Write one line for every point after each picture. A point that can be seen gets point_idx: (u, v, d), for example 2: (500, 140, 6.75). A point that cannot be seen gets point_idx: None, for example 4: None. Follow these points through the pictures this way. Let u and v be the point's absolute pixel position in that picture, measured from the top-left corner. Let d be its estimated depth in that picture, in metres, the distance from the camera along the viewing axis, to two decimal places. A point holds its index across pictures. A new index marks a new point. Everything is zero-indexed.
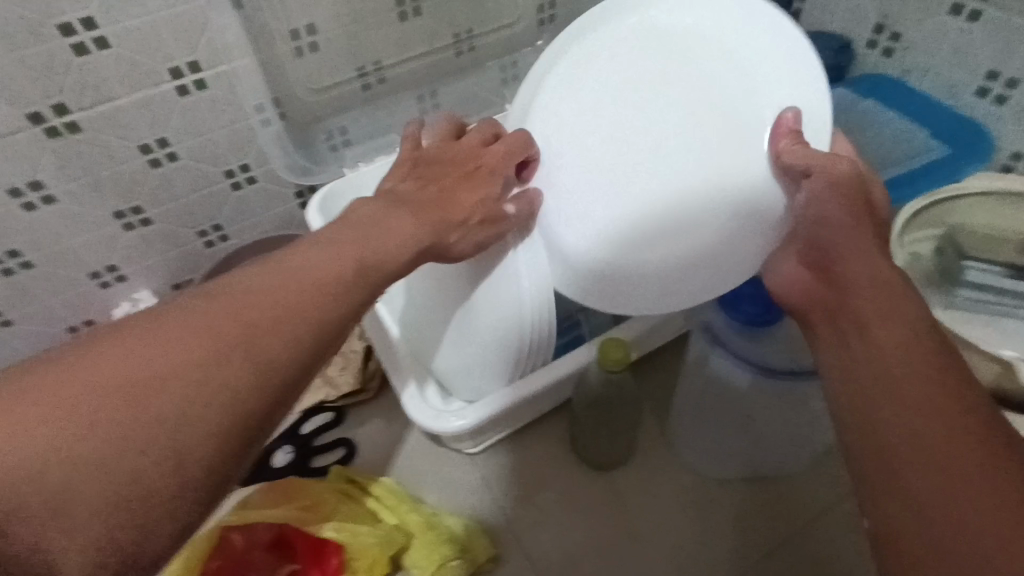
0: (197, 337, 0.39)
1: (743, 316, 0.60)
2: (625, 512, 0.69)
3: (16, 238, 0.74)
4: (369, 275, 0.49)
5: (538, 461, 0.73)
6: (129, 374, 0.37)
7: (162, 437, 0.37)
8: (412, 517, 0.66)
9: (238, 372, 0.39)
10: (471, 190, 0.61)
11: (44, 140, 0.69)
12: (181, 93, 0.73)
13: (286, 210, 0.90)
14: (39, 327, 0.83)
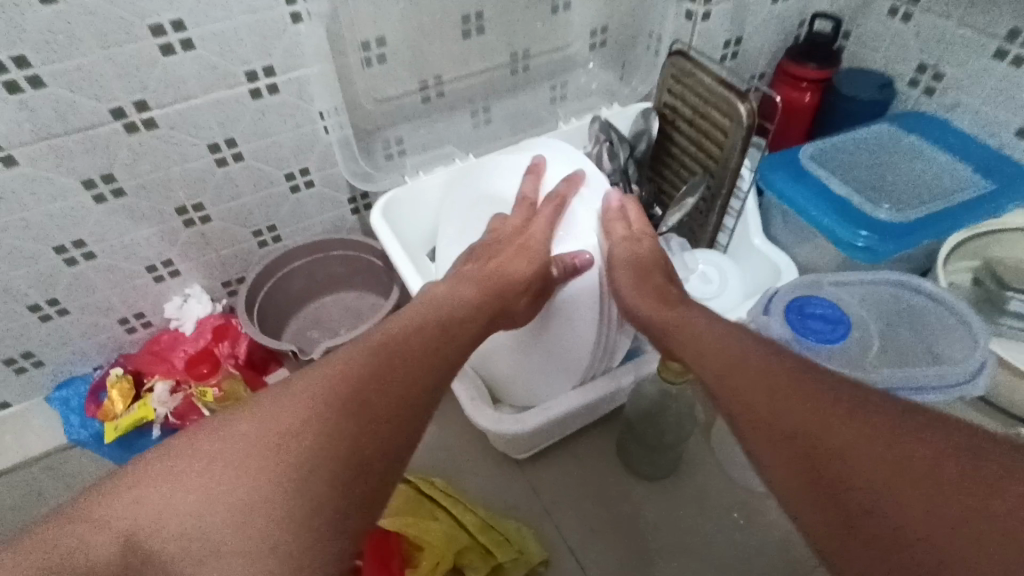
0: (320, 400, 0.44)
1: (812, 332, 0.61)
2: (668, 520, 0.71)
3: (84, 227, 0.75)
4: (455, 333, 0.54)
5: (581, 468, 0.75)
6: (275, 436, 0.43)
7: (309, 477, 0.41)
8: (470, 517, 0.67)
9: (354, 427, 0.44)
10: (516, 260, 0.63)
11: (122, 135, 0.71)
12: (254, 96, 0.75)
13: (337, 215, 0.92)
14: (92, 318, 0.83)
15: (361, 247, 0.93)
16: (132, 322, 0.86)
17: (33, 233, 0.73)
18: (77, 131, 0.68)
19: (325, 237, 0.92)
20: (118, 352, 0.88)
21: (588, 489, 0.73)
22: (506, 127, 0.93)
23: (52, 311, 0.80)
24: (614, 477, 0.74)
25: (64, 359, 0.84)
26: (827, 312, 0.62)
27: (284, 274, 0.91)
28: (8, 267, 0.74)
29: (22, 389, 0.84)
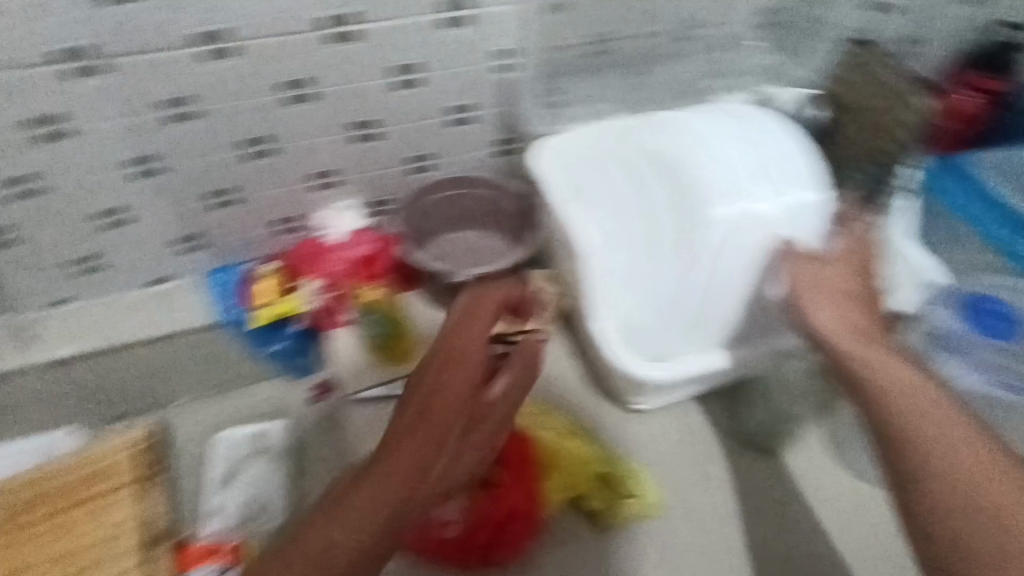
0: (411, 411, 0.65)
1: (984, 327, 0.78)
2: (773, 491, 0.82)
3: (265, 128, 0.80)
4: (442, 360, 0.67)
5: (695, 433, 0.85)
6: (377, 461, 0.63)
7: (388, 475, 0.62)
8: (593, 450, 0.80)
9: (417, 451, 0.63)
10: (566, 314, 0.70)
11: (314, 46, 0.74)
12: (436, 27, 0.76)
13: (481, 155, 0.94)
14: (253, 213, 0.89)
15: (499, 189, 0.94)
16: (283, 223, 0.91)
17: (224, 124, 0.77)
18: (275, 35, 0.72)
19: (470, 175, 0.94)
20: (265, 249, 0.94)
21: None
22: (660, 92, 0.91)
23: (224, 199, 0.86)
24: (724, 445, 0.85)
25: (223, 245, 0.92)
26: (1001, 311, 0.78)
27: (427, 202, 0.94)
28: (197, 154, 0.79)
29: (181, 265, 0.92)
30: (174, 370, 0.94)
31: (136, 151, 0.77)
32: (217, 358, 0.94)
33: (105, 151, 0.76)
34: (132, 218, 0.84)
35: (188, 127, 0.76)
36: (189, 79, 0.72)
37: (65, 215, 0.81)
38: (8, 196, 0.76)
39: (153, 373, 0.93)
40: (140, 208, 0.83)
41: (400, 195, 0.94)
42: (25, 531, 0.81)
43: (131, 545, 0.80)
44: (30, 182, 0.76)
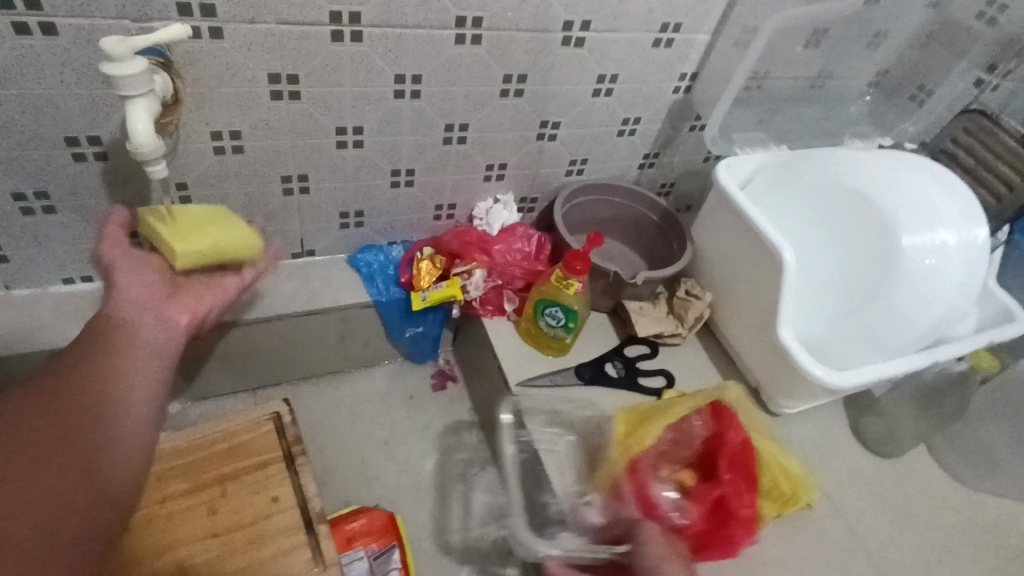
0: None
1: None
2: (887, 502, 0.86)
3: (476, 115, 0.81)
4: None
5: (817, 431, 0.91)
6: None
7: None
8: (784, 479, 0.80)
9: None
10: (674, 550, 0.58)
11: (553, 46, 0.76)
12: (653, 45, 0.82)
13: (628, 165, 0.97)
14: (421, 197, 0.89)
15: (640, 201, 0.97)
16: (443, 211, 0.92)
17: (441, 105, 0.78)
18: (525, 31, 0.73)
19: (612, 182, 0.97)
20: (417, 235, 0.93)
21: (809, 454, 0.88)
22: (790, 130, 0.98)
23: (403, 179, 0.85)
24: (842, 451, 0.90)
25: (378, 225, 0.90)
26: None
27: (574, 205, 0.96)
28: (399, 130, 0.78)
29: (331, 240, 0.88)
30: (310, 349, 0.91)
31: (349, 121, 0.75)
32: (354, 336, 0.92)
33: (320, 116, 0.73)
34: (309, 187, 0.80)
35: (407, 105, 0.76)
36: (431, 58, 0.72)
37: (249, 177, 0.76)
38: (204, 150, 0.71)
39: (286, 354, 0.90)
40: (322, 179, 0.80)
41: (549, 194, 0.96)
42: (167, 508, 0.75)
43: (298, 522, 0.76)
44: (234, 139, 0.71)
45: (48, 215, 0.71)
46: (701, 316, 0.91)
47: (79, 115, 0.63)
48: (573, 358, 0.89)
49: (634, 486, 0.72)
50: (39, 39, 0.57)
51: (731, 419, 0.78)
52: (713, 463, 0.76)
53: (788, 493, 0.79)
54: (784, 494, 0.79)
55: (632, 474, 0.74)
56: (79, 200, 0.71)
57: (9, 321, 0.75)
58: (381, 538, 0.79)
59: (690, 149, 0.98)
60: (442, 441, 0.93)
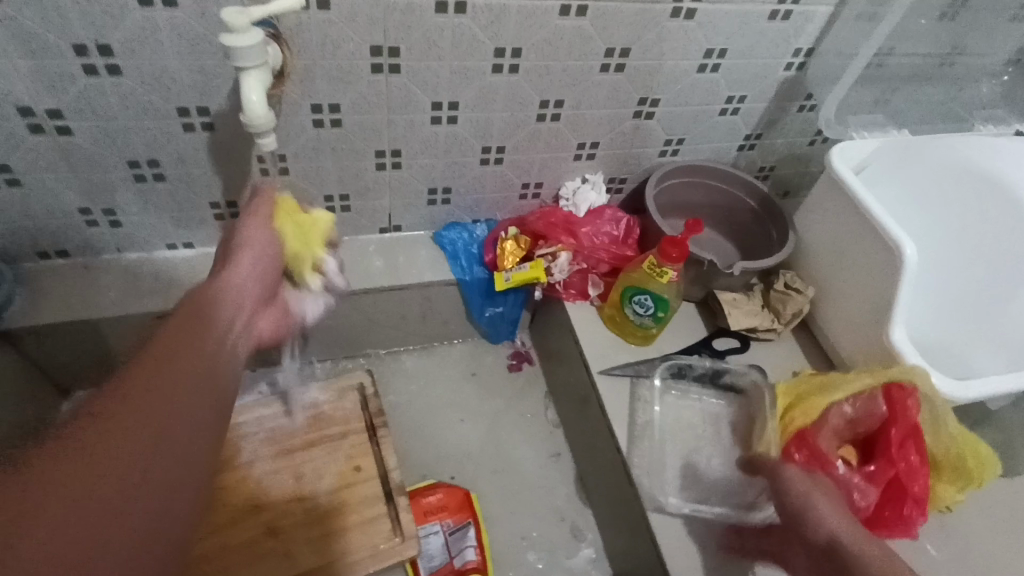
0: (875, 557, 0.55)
1: None
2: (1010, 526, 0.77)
3: (572, 91, 0.78)
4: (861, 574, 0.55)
5: None
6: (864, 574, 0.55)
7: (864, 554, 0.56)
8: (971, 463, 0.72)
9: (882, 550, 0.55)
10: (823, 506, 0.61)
11: (660, 19, 0.72)
12: (768, 18, 0.75)
13: (726, 147, 0.92)
14: (509, 176, 0.87)
15: (737, 186, 0.92)
16: (529, 191, 0.89)
17: (538, 80, 0.75)
18: (632, 3, 0.69)
19: (708, 165, 0.91)
20: (502, 213, 0.92)
21: None
22: (912, 113, 0.89)
23: (493, 156, 0.83)
24: None
25: (465, 203, 0.89)
26: None
27: (666, 187, 0.91)
28: (493, 106, 0.76)
29: (418, 216, 0.88)
30: (393, 323, 0.91)
31: (445, 96, 0.74)
32: (434, 312, 0.92)
33: (417, 91, 0.72)
34: (401, 163, 0.80)
35: (503, 80, 0.74)
36: (533, 32, 0.69)
37: (343, 151, 0.76)
38: (303, 123, 0.71)
39: (370, 326, 0.91)
40: (413, 154, 0.80)
41: (640, 175, 0.92)
42: (257, 470, 0.78)
43: (378, 495, 0.78)
44: (333, 112, 0.71)
45: (157, 183, 0.74)
46: (799, 311, 0.85)
47: (192, 86, 0.65)
48: (658, 349, 0.85)
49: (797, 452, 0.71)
50: (159, 10, 0.58)
51: (904, 400, 0.70)
52: (884, 442, 0.71)
53: (969, 474, 0.73)
54: (965, 474, 0.73)
55: (800, 445, 0.71)
56: (186, 169, 0.73)
57: (119, 283, 0.79)
58: (456, 513, 0.80)
59: (794, 131, 0.92)
60: (518, 421, 0.92)
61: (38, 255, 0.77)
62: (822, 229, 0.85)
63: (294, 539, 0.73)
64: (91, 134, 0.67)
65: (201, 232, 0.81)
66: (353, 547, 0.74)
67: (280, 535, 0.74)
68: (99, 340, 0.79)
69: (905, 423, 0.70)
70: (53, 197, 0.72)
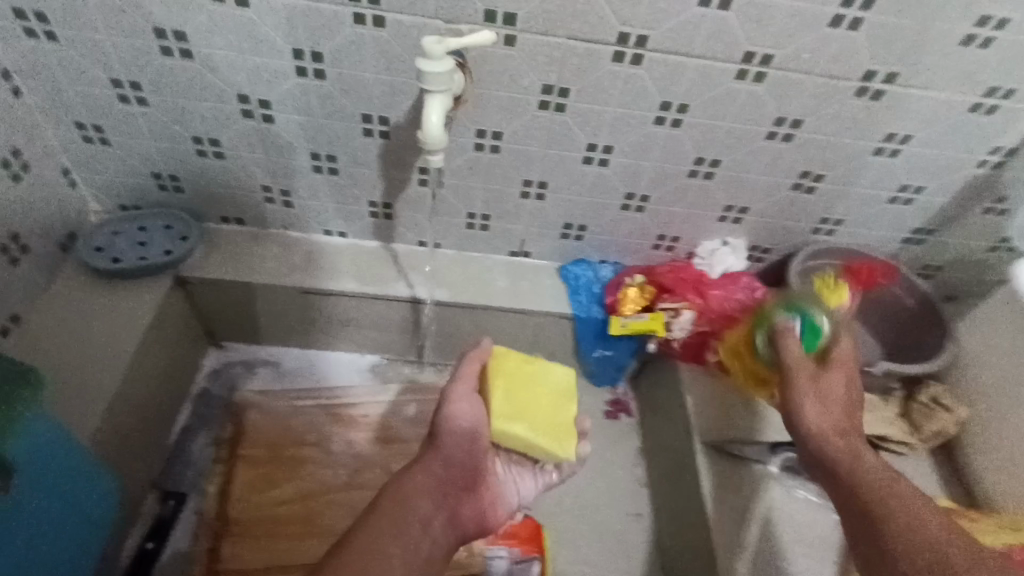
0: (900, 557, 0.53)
1: None
2: None
3: (731, 154, 0.76)
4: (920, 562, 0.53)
5: None
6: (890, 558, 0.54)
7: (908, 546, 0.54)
8: None
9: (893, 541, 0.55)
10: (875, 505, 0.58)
11: (843, 95, 0.69)
12: (968, 110, 0.69)
13: (890, 236, 0.85)
14: (648, 225, 0.86)
15: (895, 280, 0.84)
16: (664, 243, 0.88)
17: (699, 138, 0.74)
18: (816, 76, 0.67)
19: (865, 252, 0.85)
20: (632, 260, 0.91)
21: None
22: None
23: (635, 204, 0.83)
24: None
25: (597, 243, 0.89)
26: None
27: (812, 266, 0.86)
28: (646, 155, 0.77)
29: (550, 247, 0.90)
30: (503, 343, 0.94)
31: (603, 139, 0.75)
32: (544, 342, 0.93)
33: (576, 131, 0.74)
34: (545, 195, 0.83)
35: (664, 132, 0.74)
36: (705, 91, 0.69)
37: (495, 174, 0.80)
38: (466, 144, 0.76)
39: (482, 342, 0.94)
40: (559, 189, 0.82)
41: (785, 248, 0.88)
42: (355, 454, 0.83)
43: None
44: (495, 139, 0.75)
45: (329, 175, 0.82)
46: (942, 431, 0.76)
47: (379, 97, 0.71)
48: (771, 434, 0.80)
49: None
50: (370, 30, 0.65)
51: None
52: None
53: None
54: None
55: None
56: (356, 168, 0.80)
57: (277, 255, 0.88)
58: (525, 544, 0.79)
59: (976, 234, 0.83)
60: (606, 469, 0.90)
61: (221, 219, 0.88)
62: (992, 348, 0.76)
63: None
64: (287, 125, 0.76)
65: (354, 225, 0.89)
66: None
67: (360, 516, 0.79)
68: (251, 302, 0.89)
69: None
70: (244, 173, 0.82)
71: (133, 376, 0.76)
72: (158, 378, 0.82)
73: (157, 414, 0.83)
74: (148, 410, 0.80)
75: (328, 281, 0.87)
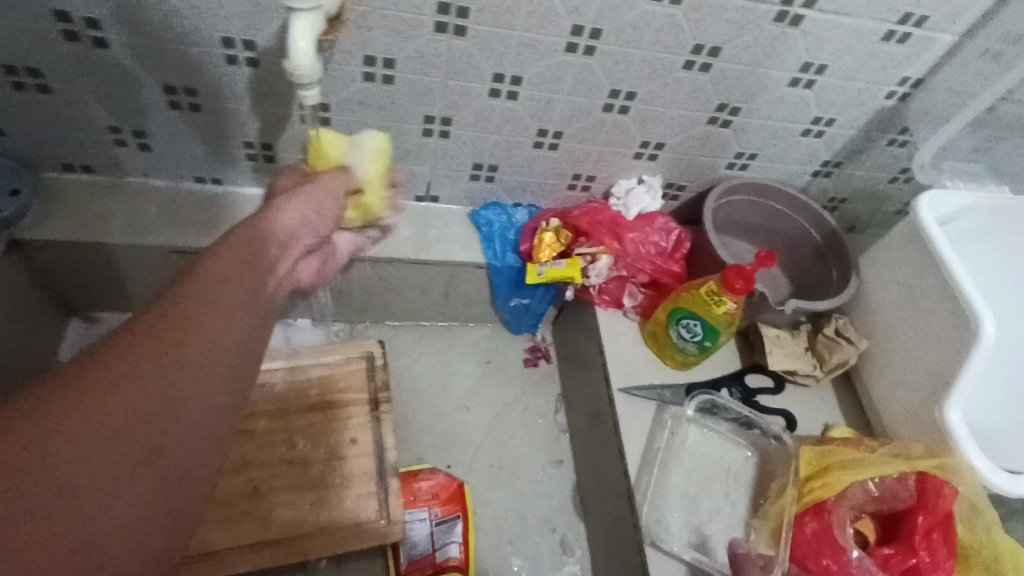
0: None
1: None
2: None
3: (648, 84, 0.70)
4: None
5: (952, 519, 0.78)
6: None
7: None
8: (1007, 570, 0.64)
9: None
10: None
11: (762, 20, 0.64)
12: (883, 39, 0.67)
13: (801, 169, 0.84)
14: (562, 164, 0.80)
15: (804, 214, 0.84)
16: (579, 181, 0.83)
17: (613, 67, 0.68)
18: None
19: (778, 187, 0.84)
20: (546, 201, 0.86)
21: None
22: None
23: (549, 140, 0.77)
24: None
25: (509, 184, 0.83)
26: None
27: (727, 203, 0.84)
28: (558, 87, 0.70)
29: (458, 189, 0.83)
30: (414, 296, 0.87)
31: (509, 69, 0.67)
32: (456, 292, 0.87)
33: (479, 58, 0.66)
34: (450, 132, 0.74)
35: (576, 61, 0.67)
36: (619, 13, 0.62)
37: (390, 109, 0.70)
38: (354, 73, 0.66)
39: (390, 296, 0.87)
40: (464, 125, 0.74)
41: (701, 184, 0.85)
42: (253, 429, 0.75)
43: (371, 471, 0.75)
44: (387, 67, 0.66)
45: (191, 111, 0.69)
46: (844, 361, 0.78)
47: (240, 16, 0.59)
48: (687, 376, 0.81)
49: (808, 522, 0.67)
50: None
51: (940, 485, 0.66)
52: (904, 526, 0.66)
53: None
54: None
55: (814, 516, 0.67)
56: (224, 102, 0.68)
57: (138, 206, 0.75)
58: (446, 504, 0.77)
59: (880, 165, 0.83)
60: (525, 420, 0.88)
61: (63, 166, 0.74)
62: (890, 280, 0.77)
63: (274, 502, 0.72)
64: (128, 51, 0.62)
65: (231, 170, 0.77)
66: (331, 519, 0.72)
67: (262, 495, 0.72)
68: (112, 266, 0.76)
69: (936, 511, 0.66)
70: (82, 110, 0.68)
71: None
72: None
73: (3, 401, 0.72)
74: None
75: (203, 237, 0.76)
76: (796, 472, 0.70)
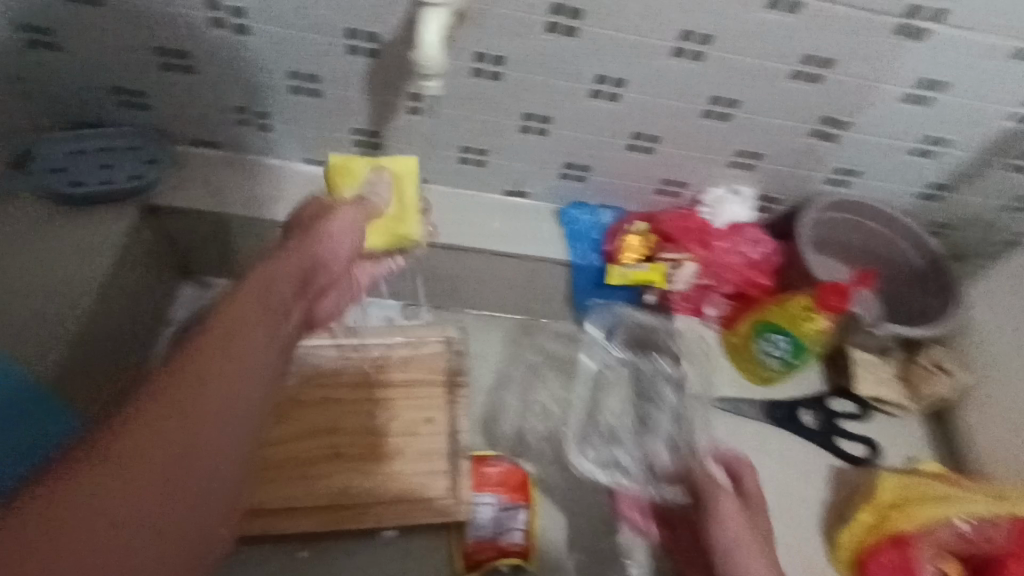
0: None
1: None
2: None
3: (751, 92, 0.70)
4: None
5: None
6: None
7: None
8: None
9: None
10: None
11: (881, 32, 0.62)
12: (1012, 57, 0.64)
13: (905, 190, 0.81)
14: (654, 168, 0.81)
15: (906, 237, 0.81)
16: (669, 187, 0.83)
17: (717, 73, 0.68)
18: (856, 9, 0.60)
19: (879, 206, 0.81)
20: (633, 204, 0.87)
21: None
22: None
23: (643, 144, 0.77)
24: None
25: (598, 185, 0.84)
26: None
27: (822, 219, 0.82)
28: (659, 91, 0.70)
29: (548, 187, 0.84)
30: (495, 287, 0.90)
31: (613, 70, 0.68)
32: (536, 288, 0.89)
33: (584, 59, 0.67)
34: (546, 130, 0.76)
35: (680, 66, 0.67)
36: (730, 20, 0.62)
37: (492, 105, 0.73)
38: (464, 68, 0.69)
39: (472, 285, 0.90)
40: (561, 124, 0.75)
41: (795, 198, 0.83)
42: (336, 398, 0.80)
43: (443, 451, 0.78)
44: (495, 64, 0.68)
45: (310, 97, 0.74)
46: (939, 395, 0.76)
47: (367, 10, 0.63)
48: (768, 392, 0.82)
49: (885, 552, 0.66)
50: None
51: None
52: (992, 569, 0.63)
53: None
54: None
55: (893, 546, 0.65)
56: (340, 90, 0.73)
57: (254, 182, 0.82)
58: (513, 492, 0.77)
59: (995, 191, 0.79)
60: None
61: (193, 141, 0.81)
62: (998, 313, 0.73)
63: (353, 468, 0.76)
64: (263, 39, 0.68)
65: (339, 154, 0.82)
66: (400, 491, 0.75)
67: (342, 460, 0.77)
68: (226, 234, 0.83)
69: None
70: (216, 91, 0.74)
71: (97, 314, 0.72)
72: (122, 313, 0.77)
73: (126, 347, 0.79)
74: (114, 346, 0.77)
75: None
76: (876, 499, 0.68)
